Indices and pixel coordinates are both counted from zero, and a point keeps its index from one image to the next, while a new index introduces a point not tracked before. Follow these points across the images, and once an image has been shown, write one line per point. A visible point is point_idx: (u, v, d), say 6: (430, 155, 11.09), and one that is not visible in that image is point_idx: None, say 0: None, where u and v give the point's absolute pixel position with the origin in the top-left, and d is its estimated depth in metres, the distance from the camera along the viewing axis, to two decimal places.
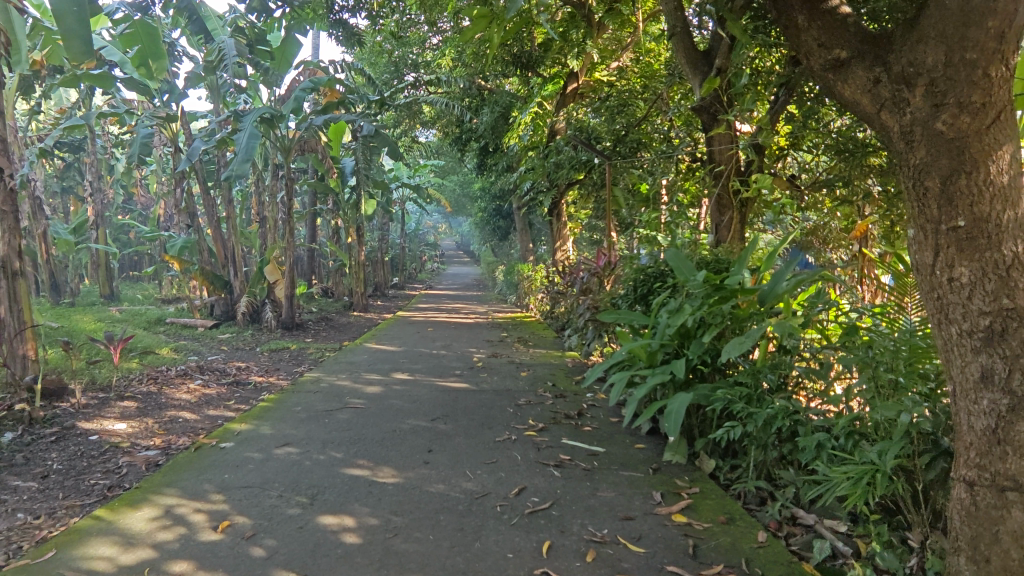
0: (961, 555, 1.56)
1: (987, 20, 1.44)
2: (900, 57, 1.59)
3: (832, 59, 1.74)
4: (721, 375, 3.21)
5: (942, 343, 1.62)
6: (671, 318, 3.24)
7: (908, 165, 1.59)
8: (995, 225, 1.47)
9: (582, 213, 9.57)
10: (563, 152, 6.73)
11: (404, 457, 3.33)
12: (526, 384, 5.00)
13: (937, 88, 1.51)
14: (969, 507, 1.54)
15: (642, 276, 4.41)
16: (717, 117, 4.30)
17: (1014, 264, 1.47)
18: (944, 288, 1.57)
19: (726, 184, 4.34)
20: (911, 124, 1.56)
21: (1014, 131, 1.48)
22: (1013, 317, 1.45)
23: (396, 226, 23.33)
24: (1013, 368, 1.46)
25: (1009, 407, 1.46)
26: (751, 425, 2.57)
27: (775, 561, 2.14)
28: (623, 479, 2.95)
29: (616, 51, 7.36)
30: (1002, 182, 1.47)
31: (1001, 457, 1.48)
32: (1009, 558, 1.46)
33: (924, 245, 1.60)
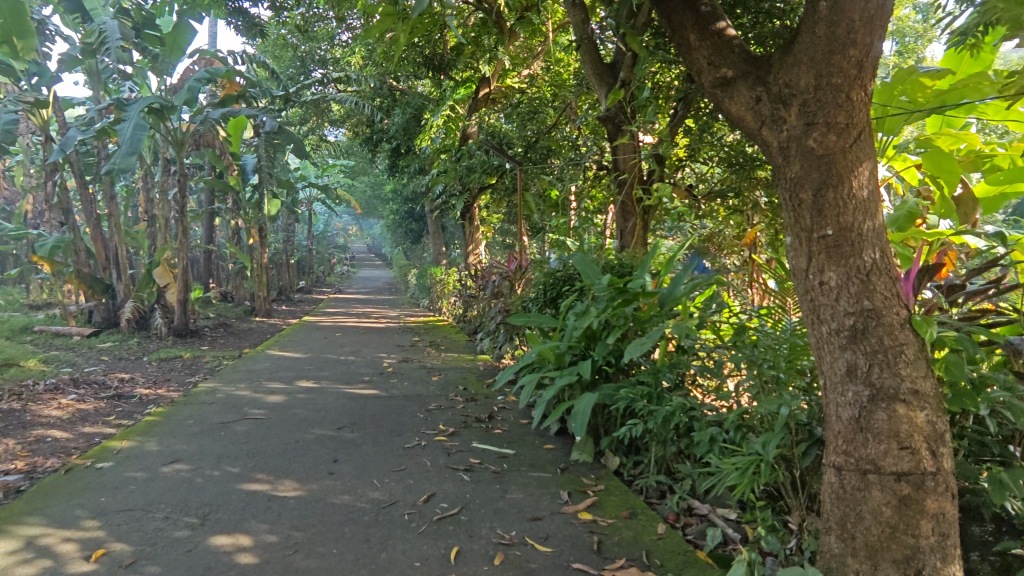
0: (832, 534, 1.71)
1: (849, 50, 1.60)
2: (778, 78, 1.72)
3: (719, 77, 1.85)
4: (625, 374, 3.34)
5: (814, 342, 1.77)
6: (577, 321, 3.34)
7: (785, 177, 1.73)
8: (857, 234, 1.64)
9: (494, 217, 9.66)
10: (475, 157, 6.95)
11: (307, 469, 3.18)
12: (437, 389, 4.95)
13: (808, 109, 1.65)
14: (838, 490, 1.69)
15: (552, 279, 4.50)
16: (622, 127, 4.50)
17: (872, 269, 1.64)
18: (816, 291, 1.71)
19: (630, 192, 4.54)
20: (788, 141, 1.70)
21: (872, 150, 1.65)
22: (871, 317, 1.63)
23: (303, 229, 22.41)
24: (872, 363, 1.63)
25: (870, 398, 1.62)
26: (651, 423, 2.69)
27: (673, 552, 2.24)
28: (531, 480, 2.98)
29: (527, 58, 7.53)
30: (862, 196, 1.64)
31: (863, 442, 1.64)
32: (870, 534, 1.62)
33: (798, 251, 1.74)
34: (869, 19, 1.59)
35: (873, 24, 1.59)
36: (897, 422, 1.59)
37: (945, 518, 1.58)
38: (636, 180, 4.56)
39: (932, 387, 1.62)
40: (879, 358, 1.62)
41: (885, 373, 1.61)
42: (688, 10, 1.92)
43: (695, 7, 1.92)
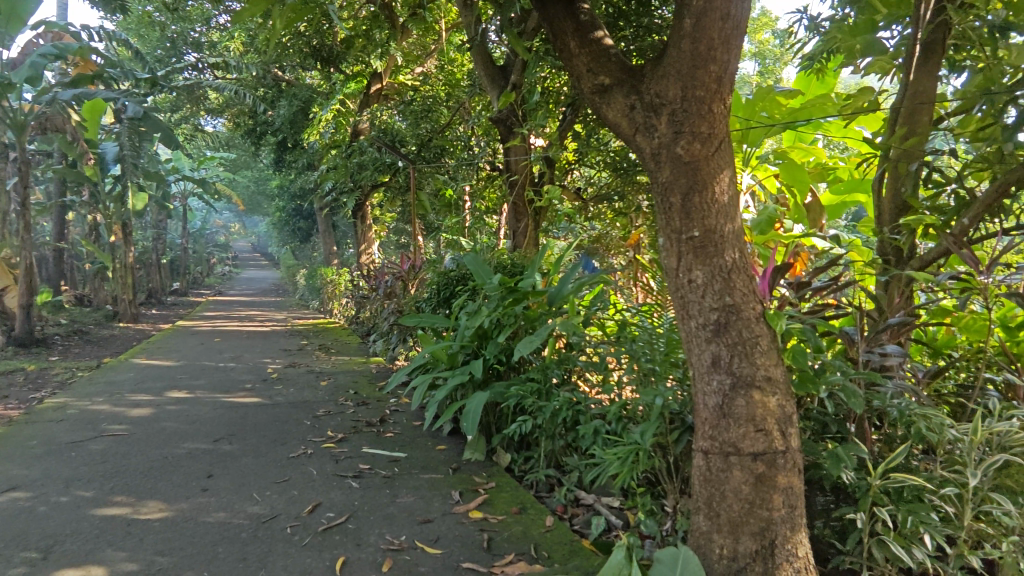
0: (700, 513, 1.85)
1: (710, 65, 1.74)
2: (649, 88, 1.82)
3: (597, 84, 1.92)
4: (515, 372, 3.40)
5: (684, 335, 1.89)
6: (469, 320, 3.35)
7: (657, 182, 1.84)
8: (719, 235, 1.78)
9: (387, 216, 9.46)
10: (366, 154, 6.72)
11: (175, 487, 2.91)
12: (325, 394, 4.75)
13: (676, 118, 1.77)
14: (705, 473, 1.83)
15: (445, 279, 4.48)
16: (513, 129, 4.59)
17: (732, 268, 1.79)
18: (685, 288, 1.84)
19: (521, 193, 4.66)
20: (659, 148, 1.81)
21: (732, 159, 1.80)
22: (731, 312, 1.77)
23: (177, 225, 20.56)
24: (733, 354, 1.77)
25: (731, 386, 1.77)
26: (540, 418, 2.77)
27: (560, 542, 2.31)
28: (423, 482, 2.94)
29: (420, 56, 7.47)
30: (724, 201, 1.78)
31: (725, 427, 1.78)
32: (732, 510, 1.77)
33: (669, 251, 1.86)
34: (726, 38, 1.73)
35: (729, 43, 1.74)
36: (754, 407, 1.75)
37: (793, 492, 1.75)
38: (527, 182, 4.67)
39: (782, 374, 1.80)
40: (739, 349, 1.77)
41: (744, 363, 1.76)
42: (568, 18, 1.99)
43: (575, 15, 1.99)
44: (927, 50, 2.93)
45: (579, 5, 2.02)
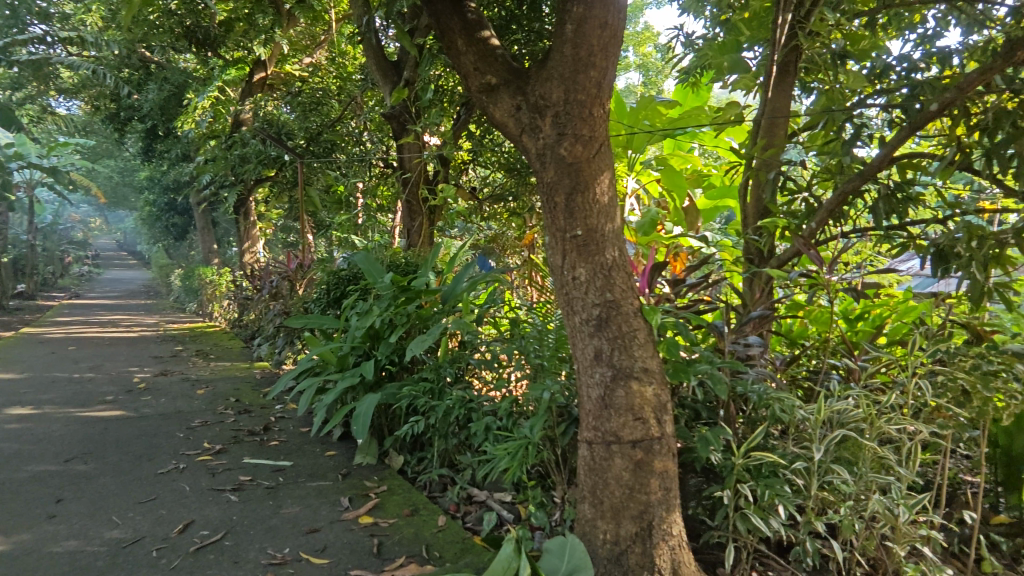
0: (586, 501, 1.93)
1: (590, 70, 1.81)
2: (534, 90, 1.87)
3: (484, 83, 1.94)
4: (408, 372, 3.34)
5: (569, 330, 1.96)
6: (360, 321, 3.25)
7: (543, 182, 1.89)
8: (601, 234, 1.86)
9: (274, 212, 8.94)
10: (249, 145, 6.31)
11: (14, 517, 2.55)
12: (202, 403, 4.38)
13: (560, 120, 1.83)
14: (589, 462, 1.91)
15: (336, 279, 4.31)
16: (407, 126, 4.51)
17: (613, 266, 1.88)
18: (570, 285, 1.90)
19: (414, 191, 4.57)
20: (543, 148, 1.86)
21: (611, 161, 1.88)
22: (612, 307, 1.86)
23: (21, 220, 18.04)
24: (614, 347, 1.86)
25: (612, 377, 1.86)
26: (433, 418, 2.75)
27: (452, 541, 2.31)
28: (309, 491, 2.81)
29: (309, 46, 7.13)
30: (604, 202, 1.86)
31: (607, 417, 1.87)
32: (613, 496, 1.86)
33: (554, 249, 1.92)
34: (605, 46, 1.81)
35: (608, 51, 1.81)
36: (632, 397, 1.85)
37: (668, 475, 1.87)
38: (421, 180, 4.61)
39: (658, 365, 1.91)
40: (619, 343, 1.86)
41: (623, 356, 1.86)
42: (455, 16, 1.99)
43: (462, 14, 1.99)
44: (783, 72, 3.26)
45: (466, 3, 2.02)
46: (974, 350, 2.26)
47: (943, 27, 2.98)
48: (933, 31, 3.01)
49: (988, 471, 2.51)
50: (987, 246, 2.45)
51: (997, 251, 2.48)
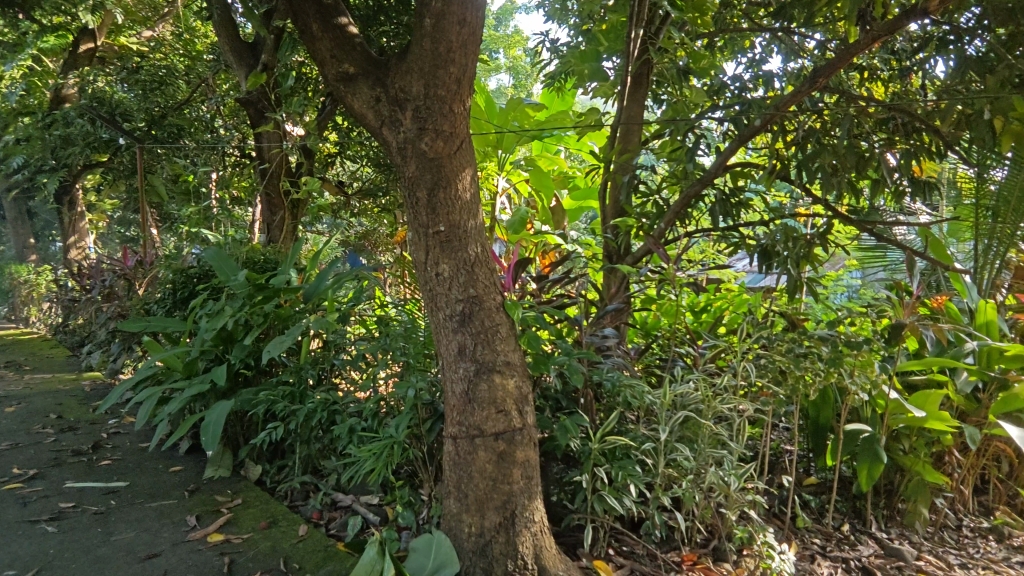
0: (452, 496, 1.94)
1: (450, 66, 1.81)
2: (394, 82, 1.84)
3: (341, 72, 1.88)
4: (266, 376, 3.12)
5: (434, 326, 1.97)
6: (209, 322, 2.96)
7: (405, 177, 1.87)
8: (463, 231, 1.88)
9: (108, 203, 7.90)
10: (74, 125, 5.51)
11: None
12: (11, 423, 3.75)
13: (420, 115, 1.81)
14: (454, 456, 1.93)
15: (182, 277, 3.91)
16: (266, 114, 4.15)
17: (476, 261, 1.90)
18: (433, 281, 1.91)
19: (274, 183, 4.25)
20: (404, 142, 1.84)
21: (472, 158, 1.90)
22: (475, 302, 1.89)
23: None
24: (477, 342, 1.89)
25: (475, 372, 1.89)
26: (292, 423, 2.60)
27: (313, 551, 2.20)
28: (148, 512, 2.52)
29: (150, 18, 6.38)
30: (466, 198, 1.88)
31: (471, 411, 1.89)
32: (478, 488, 1.89)
33: (418, 246, 1.91)
34: (464, 43, 1.82)
35: (467, 48, 1.82)
36: (495, 390, 1.88)
37: (530, 464, 1.93)
38: (282, 172, 4.28)
39: (519, 358, 1.97)
40: (482, 338, 1.89)
41: (486, 351, 1.89)
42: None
43: None
44: (637, 82, 3.50)
45: None
46: (789, 335, 2.54)
47: (767, 53, 3.38)
48: (759, 55, 3.40)
49: (801, 440, 2.90)
50: (800, 245, 2.83)
51: (807, 250, 2.88)
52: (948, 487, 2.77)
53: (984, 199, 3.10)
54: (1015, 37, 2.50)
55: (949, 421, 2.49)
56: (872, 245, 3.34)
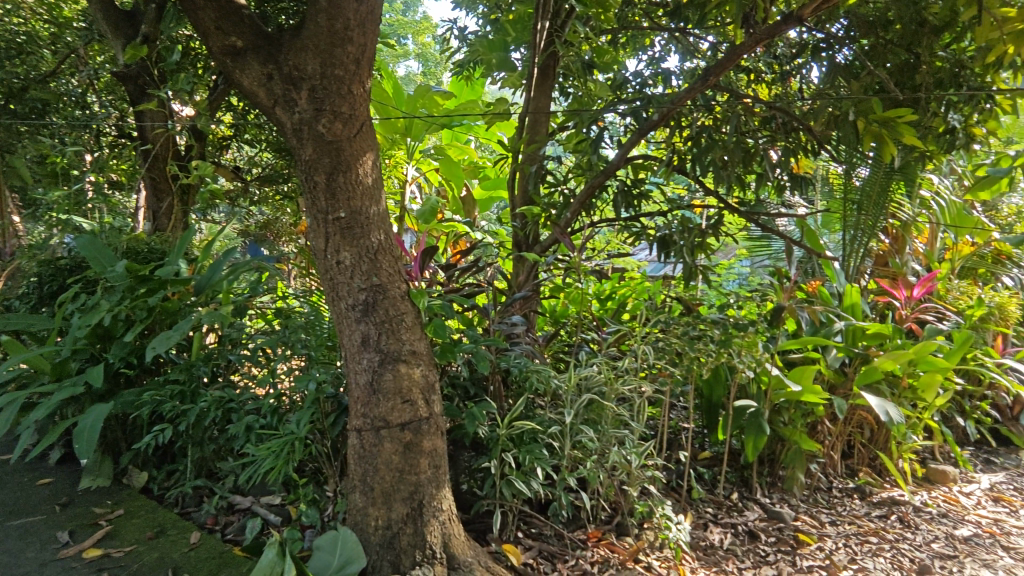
0: (357, 491, 1.90)
1: (347, 46, 1.74)
2: (287, 59, 1.73)
3: (227, 45, 1.75)
4: (151, 376, 2.88)
5: (335, 317, 1.90)
6: (82, 318, 2.67)
7: (301, 160, 1.79)
8: (365, 217, 1.82)
9: None
10: None
11: None
12: None
13: (316, 95, 1.73)
14: (359, 450, 1.89)
15: (50, 269, 3.50)
16: (147, 90, 3.70)
17: (379, 249, 1.85)
18: (334, 270, 1.84)
19: (160, 167, 3.85)
20: (300, 124, 1.76)
21: (373, 142, 1.85)
22: (379, 291, 1.84)
23: None
24: (381, 332, 1.85)
25: (379, 362, 1.85)
26: (182, 424, 2.42)
27: (207, 558, 2.07)
28: (10, 532, 2.26)
29: None
30: (368, 183, 1.82)
31: (376, 403, 1.85)
32: (384, 481, 1.86)
33: (317, 233, 1.83)
34: (362, 21, 1.75)
35: (366, 27, 1.76)
36: (400, 379, 1.85)
37: (437, 453, 1.92)
38: (168, 155, 3.87)
39: (425, 347, 1.94)
40: (385, 327, 1.85)
41: (390, 340, 1.85)
42: None
43: None
44: (544, 74, 3.54)
45: None
46: (684, 320, 2.70)
47: (666, 51, 3.52)
48: (658, 53, 3.53)
49: (696, 418, 3.10)
50: (693, 234, 3.00)
51: (701, 239, 3.05)
52: (820, 454, 3.07)
53: (851, 194, 3.44)
54: (877, 49, 2.77)
55: (822, 393, 2.75)
56: (758, 235, 3.60)
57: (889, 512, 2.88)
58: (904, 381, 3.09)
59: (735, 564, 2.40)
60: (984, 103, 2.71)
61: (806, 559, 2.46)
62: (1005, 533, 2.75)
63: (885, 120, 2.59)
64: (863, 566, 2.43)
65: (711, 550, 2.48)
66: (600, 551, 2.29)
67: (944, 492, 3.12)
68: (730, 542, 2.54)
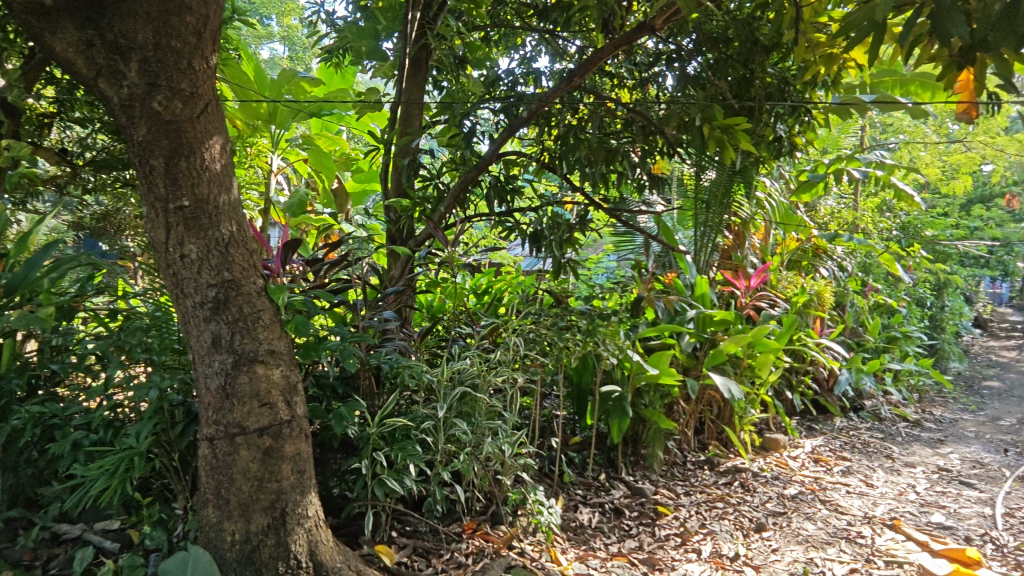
0: (210, 505, 1.75)
1: (186, 15, 1.57)
2: (111, 25, 1.53)
3: (33, 3, 1.50)
4: None
5: (181, 316, 1.73)
6: None
7: (132, 141, 1.60)
8: (213, 206, 1.67)
9: None
10: None
11: None
12: None
13: (149, 68, 1.55)
14: (211, 461, 1.73)
15: None
16: None
17: (230, 242, 1.70)
18: (177, 264, 1.67)
19: None
20: (130, 99, 1.57)
21: (220, 124, 1.69)
22: (231, 287, 1.70)
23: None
24: (234, 331, 1.71)
25: (233, 364, 1.70)
26: None
27: None
28: None
29: None
30: (216, 169, 1.67)
31: (230, 409, 1.71)
32: (241, 492, 1.72)
33: (155, 224, 1.65)
34: None
35: None
36: (257, 382, 1.72)
37: (301, 457, 1.82)
38: None
39: (286, 346, 1.82)
40: (239, 326, 1.71)
41: (245, 340, 1.72)
42: None
43: None
44: (416, 66, 3.47)
45: None
46: (553, 312, 2.79)
47: (536, 52, 3.59)
48: (529, 53, 3.60)
49: (568, 405, 3.23)
50: (562, 229, 3.12)
51: (568, 234, 3.17)
52: (676, 431, 3.35)
53: (701, 194, 3.72)
54: (720, 62, 3.03)
55: (676, 376, 2.99)
56: (623, 231, 3.83)
57: (733, 479, 3.22)
58: (744, 361, 3.46)
59: (601, 540, 2.54)
60: (804, 116, 3.10)
61: (664, 528, 2.68)
62: (822, 488, 3.19)
63: (726, 127, 2.85)
64: (711, 530, 2.69)
65: (580, 529, 2.61)
66: (475, 542, 2.32)
67: (777, 457, 3.55)
68: (597, 520, 2.69)
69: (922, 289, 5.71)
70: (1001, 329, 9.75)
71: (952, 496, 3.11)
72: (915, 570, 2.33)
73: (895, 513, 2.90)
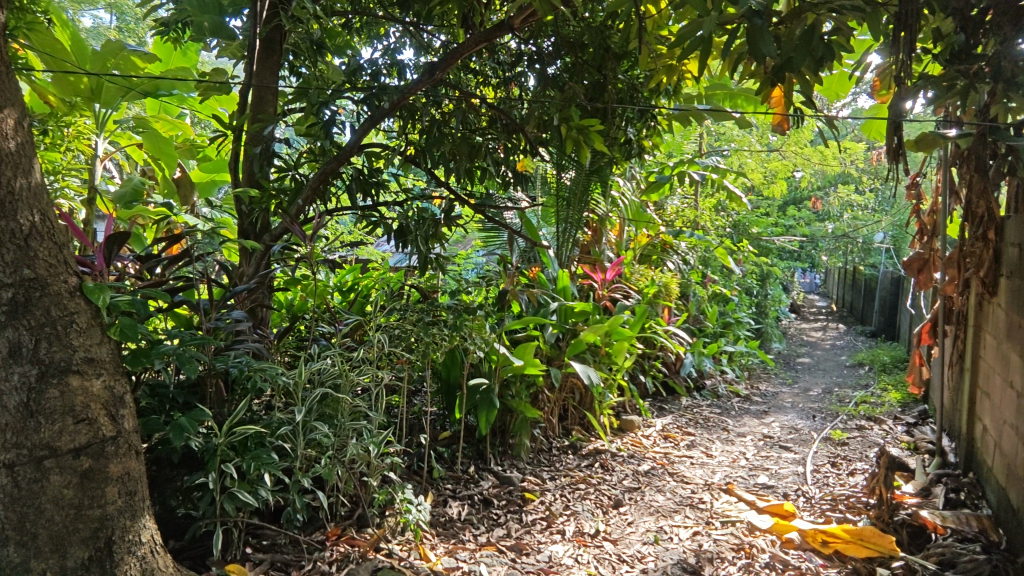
0: (8, 546, 1.46)
1: None
2: None
3: None
4: None
5: None
6: None
7: None
8: (6, 191, 1.43)
9: None
10: None
11: None
12: None
13: None
14: (9, 493, 1.45)
15: None
16: None
17: (31, 234, 1.47)
18: None
19: None
20: None
21: (14, 96, 1.48)
22: (34, 287, 1.46)
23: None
24: (39, 338, 1.47)
25: (38, 376, 1.46)
26: None
27: None
28: None
29: None
30: (9, 148, 1.44)
31: (35, 428, 1.45)
32: (53, 524, 1.48)
33: None
34: None
35: None
36: (71, 396, 1.50)
37: (130, 477, 1.62)
38: None
39: (109, 352, 1.61)
40: (45, 332, 1.47)
41: (54, 347, 1.49)
42: None
43: None
44: (268, 49, 3.21)
45: None
46: (418, 307, 2.75)
47: (400, 44, 3.51)
48: (393, 44, 3.49)
49: (437, 401, 3.22)
50: (427, 225, 3.08)
51: (434, 229, 3.13)
52: (541, 419, 3.49)
53: (561, 192, 3.88)
54: (577, 66, 3.16)
55: (540, 366, 3.10)
56: (490, 227, 3.87)
57: (593, 461, 3.42)
58: (602, 349, 3.69)
59: (470, 532, 2.57)
60: (650, 121, 3.35)
61: (530, 514, 2.78)
62: (670, 462, 3.50)
63: (581, 128, 3.00)
64: (574, 510, 2.83)
65: (449, 523, 2.61)
66: (339, 548, 2.23)
67: (632, 437, 3.83)
68: (466, 512, 2.71)
69: (750, 279, 6.48)
70: (810, 313, 11.42)
71: (774, 459, 3.57)
72: (745, 526, 2.64)
73: (730, 478, 3.27)
